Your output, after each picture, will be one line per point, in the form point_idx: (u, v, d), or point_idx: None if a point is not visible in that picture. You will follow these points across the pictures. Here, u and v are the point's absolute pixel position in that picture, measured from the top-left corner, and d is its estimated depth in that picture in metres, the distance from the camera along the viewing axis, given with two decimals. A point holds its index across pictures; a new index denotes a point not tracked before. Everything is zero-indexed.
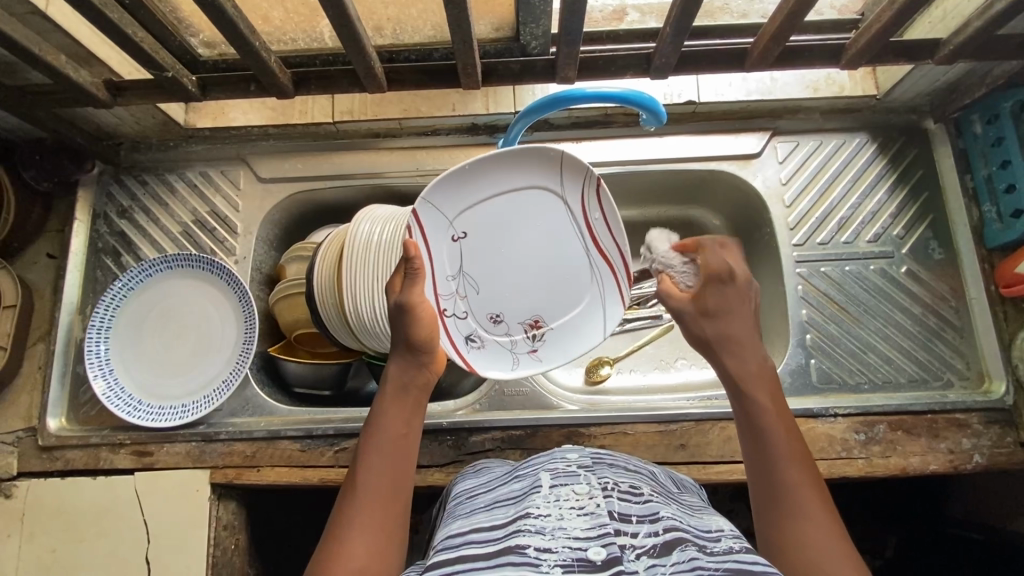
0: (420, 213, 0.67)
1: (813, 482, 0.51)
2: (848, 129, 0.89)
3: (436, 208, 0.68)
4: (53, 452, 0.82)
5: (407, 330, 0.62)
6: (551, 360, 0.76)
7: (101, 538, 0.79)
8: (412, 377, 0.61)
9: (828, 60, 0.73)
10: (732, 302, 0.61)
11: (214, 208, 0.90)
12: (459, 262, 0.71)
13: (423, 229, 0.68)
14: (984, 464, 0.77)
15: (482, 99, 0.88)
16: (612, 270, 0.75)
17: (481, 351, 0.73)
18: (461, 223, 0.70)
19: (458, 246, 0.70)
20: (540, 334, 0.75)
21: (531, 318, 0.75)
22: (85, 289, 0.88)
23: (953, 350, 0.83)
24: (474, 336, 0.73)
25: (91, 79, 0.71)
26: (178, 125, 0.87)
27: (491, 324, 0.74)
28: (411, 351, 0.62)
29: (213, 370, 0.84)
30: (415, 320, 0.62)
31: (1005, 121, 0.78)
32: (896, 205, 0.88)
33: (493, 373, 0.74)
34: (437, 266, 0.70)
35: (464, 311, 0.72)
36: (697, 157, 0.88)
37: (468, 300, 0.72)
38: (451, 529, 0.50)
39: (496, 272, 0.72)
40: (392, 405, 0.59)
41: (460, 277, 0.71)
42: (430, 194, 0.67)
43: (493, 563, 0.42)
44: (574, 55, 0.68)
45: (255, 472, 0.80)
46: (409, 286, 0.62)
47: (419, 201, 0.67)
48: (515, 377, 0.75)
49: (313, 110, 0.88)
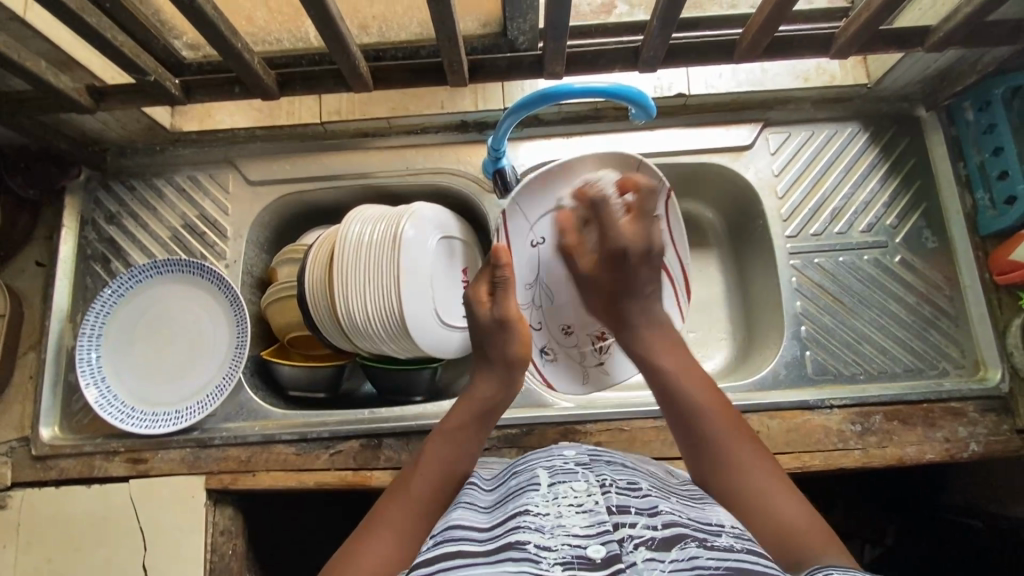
0: (508, 218, 0.78)
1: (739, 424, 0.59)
2: (840, 118, 0.89)
3: (522, 213, 0.78)
4: (47, 461, 0.81)
5: (502, 349, 0.66)
6: (617, 372, 0.86)
7: (97, 546, 0.78)
8: (493, 397, 0.65)
9: (817, 50, 0.72)
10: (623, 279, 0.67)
11: (202, 211, 0.89)
12: (535, 272, 0.82)
13: (508, 233, 0.78)
14: (981, 452, 0.77)
15: (471, 95, 0.87)
16: (672, 282, 0.83)
17: (554, 362, 0.85)
18: (541, 230, 0.79)
19: (536, 252, 0.81)
20: (606, 346, 0.85)
21: (599, 330, 0.85)
22: (75, 296, 0.87)
23: (948, 338, 0.83)
24: (547, 348, 0.85)
25: (73, 85, 0.70)
26: (165, 129, 0.86)
27: (562, 335, 0.85)
28: (508, 368, 0.66)
29: (206, 375, 0.84)
30: (510, 339, 0.66)
31: (998, 107, 0.78)
32: (888, 193, 0.87)
33: (564, 384, 0.85)
34: (518, 274, 0.81)
35: (539, 321, 0.84)
36: (689, 150, 0.88)
37: (541, 310, 0.84)
38: (446, 521, 0.50)
39: (568, 283, 0.83)
40: (468, 421, 0.62)
41: (536, 285, 0.83)
42: (518, 201, 0.77)
43: (492, 560, 0.43)
44: (561, 50, 0.67)
45: (250, 477, 0.80)
46: (503, 298, 0.67)
47: (508, 206, 0.77)
48: (584, 389, 0.86)
49: (301, 111, 0.87)
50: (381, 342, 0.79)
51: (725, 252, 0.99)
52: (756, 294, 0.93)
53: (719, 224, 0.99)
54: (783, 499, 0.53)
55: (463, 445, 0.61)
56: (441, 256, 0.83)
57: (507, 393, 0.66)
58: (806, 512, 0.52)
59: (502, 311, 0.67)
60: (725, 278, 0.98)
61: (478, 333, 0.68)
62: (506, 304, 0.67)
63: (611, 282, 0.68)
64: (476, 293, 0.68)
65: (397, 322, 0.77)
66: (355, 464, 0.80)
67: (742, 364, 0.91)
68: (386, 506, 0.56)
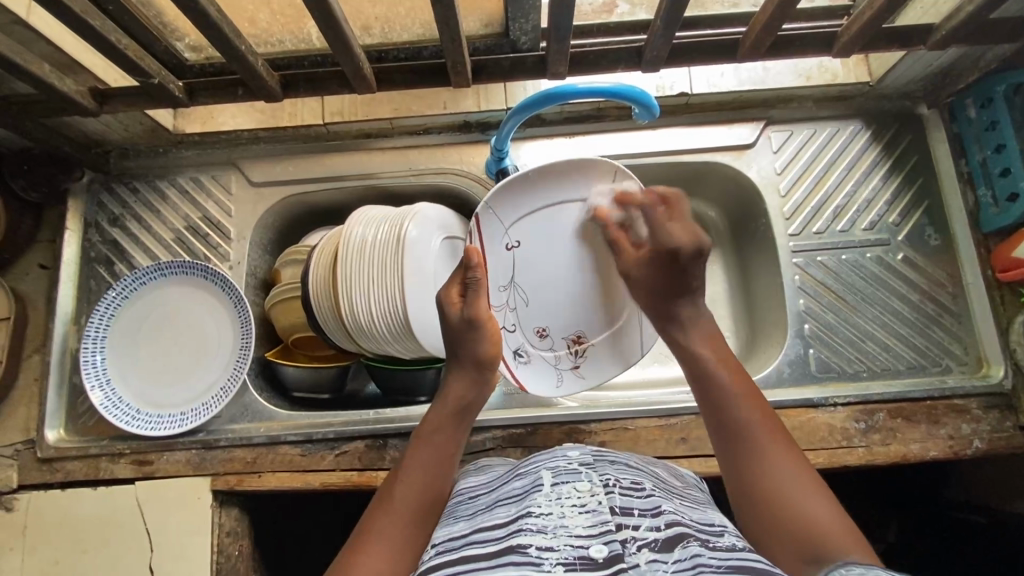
0: (482, 219, 0.76)
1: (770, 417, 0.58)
2: (842, 116, 0.89)
3: (496, 216, 0.77)
4: (53, 464, 0.82)
5: (471, 348, 0.66)
6: (591, 376, 0.84)
7: (103, 548, 0.78)
8: (468, 396, 0.65)
9: (820, 49, 0.72)
10: (676, 281, 0.67)
11: (205, 213, 0.89)
12: (511, 274, 0.80)
13: (482, 235, 0.77)
14: (984, 448, 0.78)
15: (473, 96, 0.87)
16: None
17: (528, 365, 0.82)
18: (515, 233, 0.78)
19: (511, 255, 0.79)
20: (581, 350, 0.84)
21: (573, 334, 0.84)
22: (79, 299, 0.87)
23: (950, 335, 0.83)
24: (522, 351, 0.82)
25: (76, 88, 0.70)
26: (167, 131, 0.86)
27: (537, 338, 0.83)
28: (479, 368, 0.66)
29: (210, 377, 0.84)
30: (478, 336, 0.66)
31: (999, 105, 0.78)
32: (890, 191, 0.87)
33: (538, 387, 0.82)
34: (493, 276, 0.79)
35: (514, 324, 0.82)
36: (692, 149, 0.88)
37: (516, 312, 0.82)
38: (451, 527, 0.50)
39: (543, 287, 0.81)
40: (446, 422, 0.63)
41: (510, 288, 0.81)
42: (492, 202, 0.75)
43: (493, 564, 0.43)
44: (564, 51, 0.68)
45: (256, 478, 0.80)
46: (473, 299, 0.66)
47: (482, 208, 0.75)
48: (558, 393, 0.83)
49: (303, 113, 0.87)
50: (385, 343, 0.79)
51: (728, 251, 0.99)
52: (758, 292, 0.93)
53: (721, 222, 0.99)
54: (806, 493, 0.52)
55: (444, 446, 0.61)
56: (445, 256, 0.83)
57: (480, 392, 0.66)
58: (832, 511, 0.51)
59: (471, 311, 0.66)
60: (727, 276, 0.99)
61: (450, 333, 0.67)
62: (477, 304, 0.66)
63: (658, 278, 0.69)
64: (447, 294, 0.67)
65: (401, 323, 0.77)
66: (360, 465, 0.80)
67: (746, 362, 0.92)
68: (373, 518, 0.55)
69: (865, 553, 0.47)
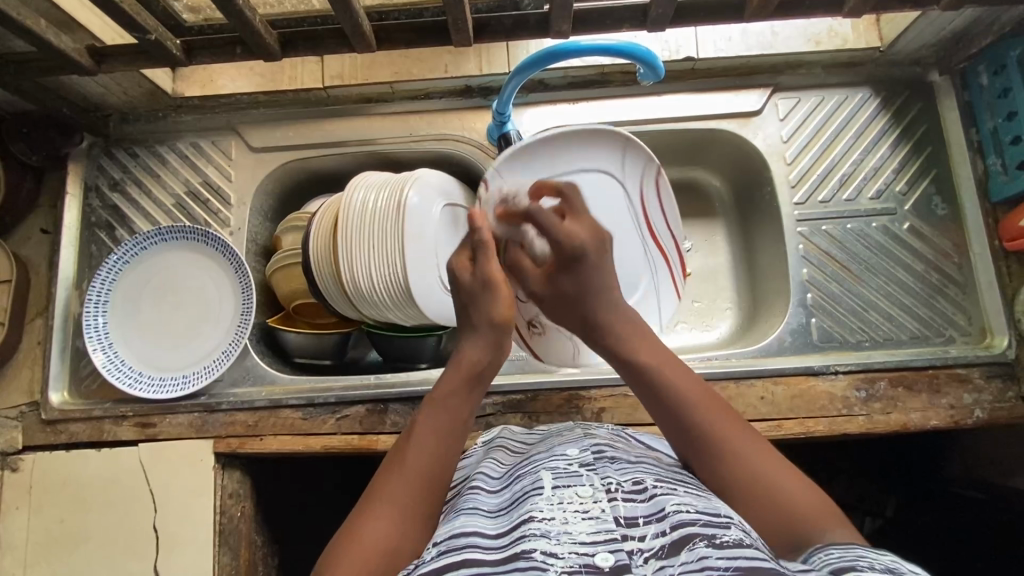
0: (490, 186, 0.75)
1: (723, 409, 0.57)
2: (850, 84, 0.87)
3: (506, 185, 0.75)
4: (57, 425, 0.82)
5: (484, 311, 0.66)
6: None
7: (107, 509, 0.79)
8: (481, 360, 0.64)
9: (829, 8, 0.70)
10: (585, 278, 0.67)
11: (205, 177, 0.89)
12: None
13: (491, 202, 0.76)
14: (985, 418, 0.77)
15: (475, 59, 0.86)
16: (667, 262, 0.86)
17: (543, 336, 0.83)
18: None
19: None
20: None
21: None
22: (81, 263, 0.87)
23: (955, 305, 0.83)
24: (536, 322, 0.83)
25: (73, 45, 0.69)
26: (166, 95, 0.86)
27: None
28: (494, 329, 0.65)
29: (211, 342, 0.84)
30: (492, 299, 0.66)
31: (1013, 70, 0.76)
32: (899, 159, 0.86)
33: (553, 357, 0.84)
34: None
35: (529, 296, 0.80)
36: (696, 115, 0.86)
37: None
38: (452, 527, 0.50)
39: None
40: (460, 387, 0.62)
41: None
42: (501, 167, 0.73)
43: (499, 571, 0.43)
44: (568, 6, 0.66)
45: (258, 441, 0.80)
46: (481, 262, 0.68)
47: (490, 171, 0.73)
48: (574, 364, 0.84)
49: (303, 75, 0.86)
50: (386, 310, 0.80)
51: (731, 221, 0.98)
52: (764, 262, 0.92)
53: (727, 189, 0.97)
54: (776, 473, 0.51)
55: (457, 413, 0.61)
56: (447, 223, 0.83)
57: (496, 356, 0.65)
58: (805, 490, 0.50)
59: (483, 271, 0.67)
60: (731, 248, 0.97)
61: (461, 298, 0.68)
62: (488, 264, 0.67)
63: (569, 286, 0.68)
64: (455, 259, 0.69)
65: (402, 290, 0.77)
66: (361, 429, 0.80)
67: (748, 332, 0.91)
68: (385, 480, 0.55)
69: (846, 531, 0.47)
